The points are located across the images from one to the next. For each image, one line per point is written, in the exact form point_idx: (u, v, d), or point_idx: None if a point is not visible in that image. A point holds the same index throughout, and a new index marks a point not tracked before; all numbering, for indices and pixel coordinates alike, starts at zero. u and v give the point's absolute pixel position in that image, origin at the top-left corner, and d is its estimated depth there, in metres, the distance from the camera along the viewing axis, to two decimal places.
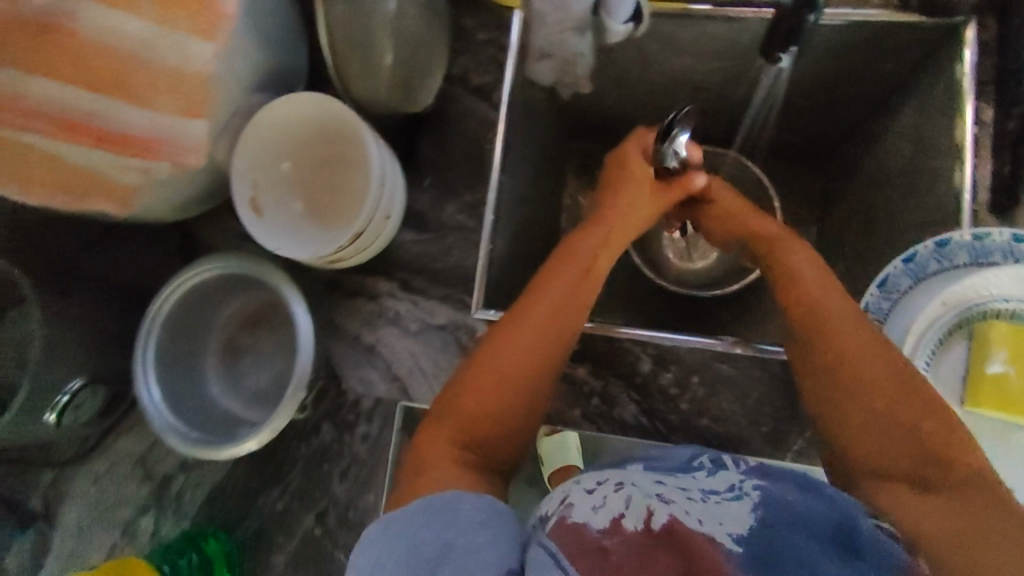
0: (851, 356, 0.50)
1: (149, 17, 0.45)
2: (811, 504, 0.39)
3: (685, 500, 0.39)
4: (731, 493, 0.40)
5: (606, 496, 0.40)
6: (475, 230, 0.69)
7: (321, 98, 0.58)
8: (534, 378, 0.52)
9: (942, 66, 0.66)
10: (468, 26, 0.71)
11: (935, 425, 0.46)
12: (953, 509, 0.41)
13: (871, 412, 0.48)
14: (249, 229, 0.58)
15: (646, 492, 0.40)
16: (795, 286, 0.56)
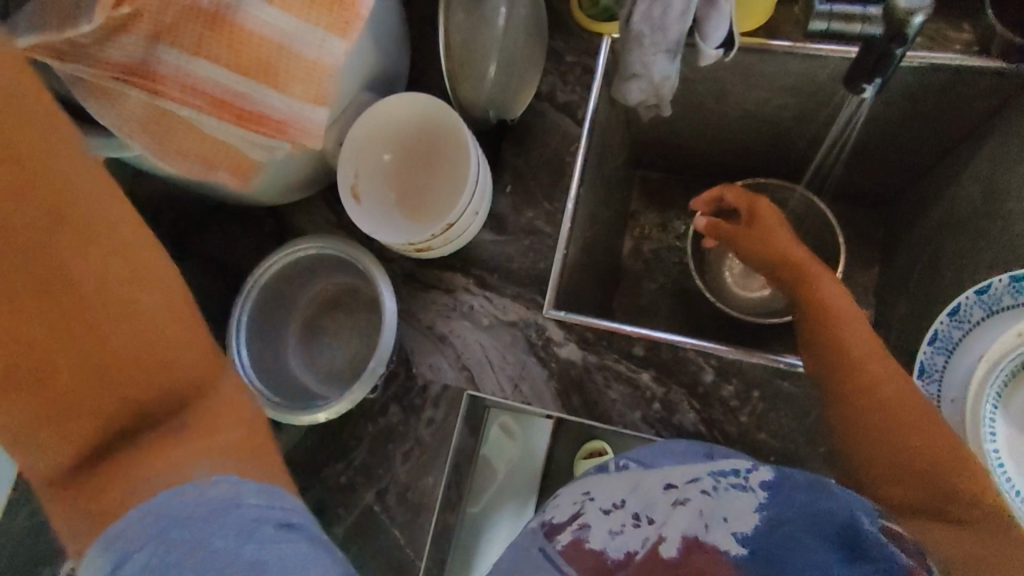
0: (868, 387, 0.52)
1: (298, 14, 0.52)
2: (823, 503, 0.38)
3: (697, 499, 0.42)
4: (738, 486, 0.43)
5: (623, 525, 0.42)
6: (551, 235, 0.72)
7: (433, 100, 0.64)
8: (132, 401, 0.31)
9: (1023, 111, 0.67)
10: (560, 49, 0.79)
11: (945, 452, 0.47)
12: (977, 541, 0.42)
13: (881, 444, 0.49)
14: (350, 214, 0.63)
15: (646, 504, 0.44)
16: (823, 311, 0.58)
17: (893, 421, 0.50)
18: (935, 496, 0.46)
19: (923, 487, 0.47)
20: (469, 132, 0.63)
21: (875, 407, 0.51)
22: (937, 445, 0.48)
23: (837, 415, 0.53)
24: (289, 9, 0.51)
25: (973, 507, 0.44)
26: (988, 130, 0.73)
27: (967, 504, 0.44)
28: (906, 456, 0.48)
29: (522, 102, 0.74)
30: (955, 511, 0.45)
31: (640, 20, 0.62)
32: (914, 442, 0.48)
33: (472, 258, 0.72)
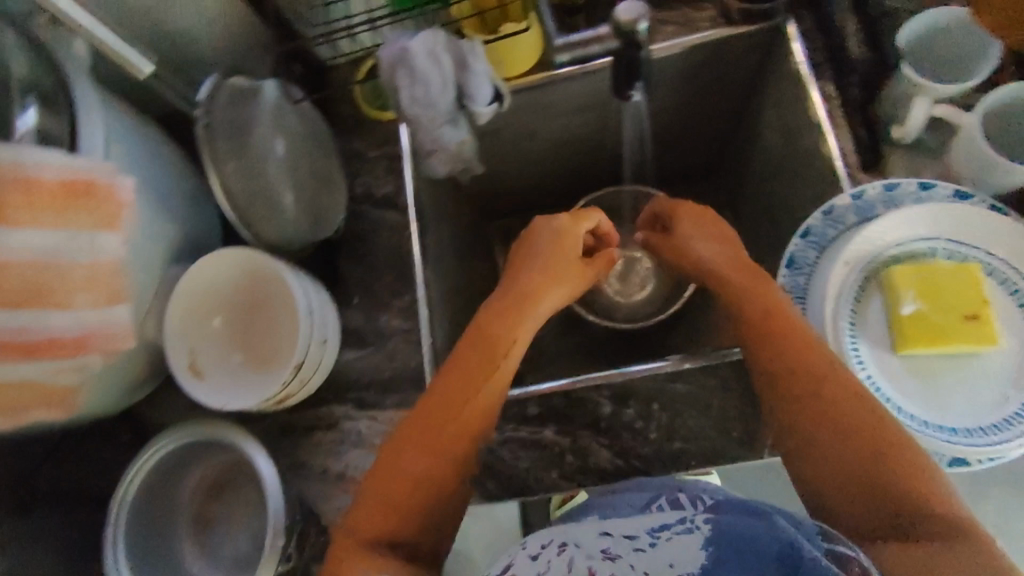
0: (808, 394, 0.50)
1: (54, 223, 0.48)
2: (761, 532, 0.40)
3: (631, 552, 0.42)
4: (681, 528, 0.41)
5: (551, 561, 0.42)
6: (413, 330, 0.71)
7: (240, 249, 0.60)
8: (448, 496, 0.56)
9: (780, 60, 0.73)
10: (360, 148, 0.77)
11: (877, 439, 0.47)
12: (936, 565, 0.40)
13: (837, 449, 0.47)
14: (195, 396, 0.59)
15: (589, 553, 0.42)
16: (755, 315, 0.56)
17: (834, 399, 0.49)
18: (873, 492, 0.45)
19: (867, 481, 0.46)
20: (285, 266, 0.60)
21: (816, 404, 0.49)
22: (870, 429, 0.47)
23: (786, 420, 0.51)
24: (43, 224, 0.47)
25: (915, 505, 0.44)
26: (762, 86, 0.79)
27: (901, 499, 0.44)
28: (848, 444, 0.47)
29: (337, 210, 0.67)
30: (894, 511, 0.44)
31: (408, 103, 0.59)
32: (845, 430, 0.48)
33: (344, 383, 0.70)
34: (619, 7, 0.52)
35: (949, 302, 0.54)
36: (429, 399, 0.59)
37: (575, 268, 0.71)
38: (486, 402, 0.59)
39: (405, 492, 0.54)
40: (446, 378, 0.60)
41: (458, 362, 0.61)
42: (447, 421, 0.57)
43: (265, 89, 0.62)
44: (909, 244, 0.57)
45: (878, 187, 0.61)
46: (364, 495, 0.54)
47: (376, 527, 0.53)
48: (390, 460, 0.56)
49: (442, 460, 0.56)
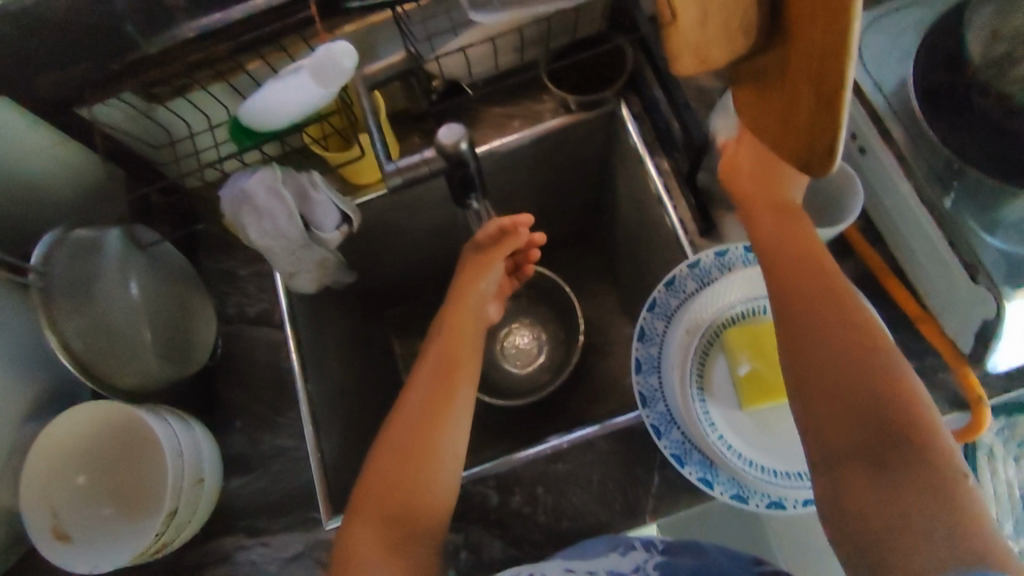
0: (820, 312, 0.50)
1: None
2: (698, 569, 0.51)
3: None
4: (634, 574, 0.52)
5: None
6: (299, 446, 0.70)
7: (102, 402, 0.59)
8: (444, 471, 0.57)
9: (621, 140, 0.81)
10: (232, 268, 0.78)
11: (865, 368, 0.46)
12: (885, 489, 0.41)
13: (826, 365, 0.47)
14: (59, 563, 0.57)
15: None
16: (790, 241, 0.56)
17: (854, 349, 0.47)
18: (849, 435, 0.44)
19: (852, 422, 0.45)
20: (148, 412, 0.59)
21: (818, 330, 0.49)
22: (885, 383, 0.45)
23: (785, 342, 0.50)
24: None
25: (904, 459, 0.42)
26: (611, 160, 0.86)
27: (903, 448, 0.42)
28: (830, 375, 0.47)
29: (205, 341, 0.68)
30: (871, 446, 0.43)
31: (257, 237, 0.61)
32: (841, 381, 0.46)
33: (229, 513, 0.68)
34: (442, 133, 0.56)
35: (773, 358, 0.59)
36: (394, 419, 0.60)
37: (489, 267, 0.70)
38: (444, 440, 0.58)
39: (395, 513, 0.54)
40: (396, 423, 0.59)
41: (415, 401, 0.60)
42: (404, 457, 0.56)
43: (109, 239, 0.62)
44: (736, 307, 0.63)
45: (710, 253, 0.66)
46: (351, 520, 0.55)
47: (366, 555, 0.52)
48: (372, 485, 0.56)
49: (421, 478, 0.56)
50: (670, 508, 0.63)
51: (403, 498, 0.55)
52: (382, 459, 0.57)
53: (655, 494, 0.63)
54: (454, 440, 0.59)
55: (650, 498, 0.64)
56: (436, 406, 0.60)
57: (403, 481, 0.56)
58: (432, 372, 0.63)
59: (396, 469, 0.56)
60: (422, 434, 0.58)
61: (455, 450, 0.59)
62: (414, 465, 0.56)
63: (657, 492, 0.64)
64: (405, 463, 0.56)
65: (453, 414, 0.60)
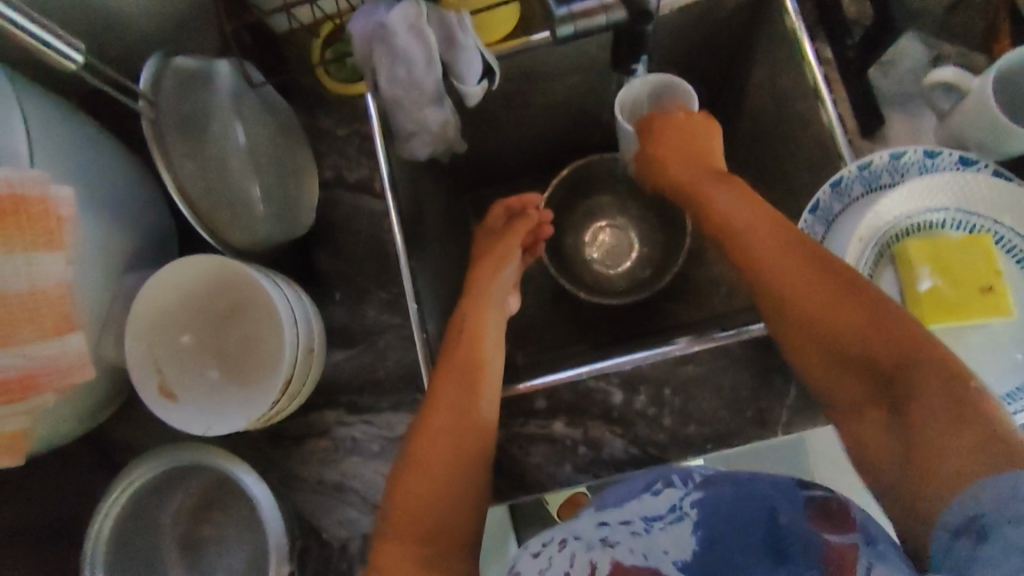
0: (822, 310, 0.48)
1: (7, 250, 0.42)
2: (745, 510, 0.42)
3: (629, 536, 0.41)
4: (673, 516, 0.42)
5: (551, 557, 0.42)
6: (406, 325, 0.66)
7: (211, 257, 0.54)
8: (480, 453, 0.54)
9: (773, 17, 0.68)
10: (327, 126, 0.70)
11: (893, 342, 0.45)
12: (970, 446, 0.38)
13: (857, 348, 0.46)
14: (171, 421, 0.53)
15: (588, 543, 0.42)
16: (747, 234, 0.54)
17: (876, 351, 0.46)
18: (903, 435, 0.42)
19: (891, 428, 0.44)
20: (262, 275, 0.54)
21: (826, 329, 0.48)
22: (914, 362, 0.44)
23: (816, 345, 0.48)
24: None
25: (947, 433, 0.39)
26: (751, 43, 0.73)
27: (949, 417, 0.40)
28: (871, 357, 0.46)
29: (309, 203, 0.62)
30: (916, 441, 0.41)
31: (387, 84, 0.53)
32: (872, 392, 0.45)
33: (334, 388, 0.65)
34: None
35: (960, 276, 0.53)
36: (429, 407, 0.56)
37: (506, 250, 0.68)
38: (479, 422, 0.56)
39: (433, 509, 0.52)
40: (429, 417, 0.55)
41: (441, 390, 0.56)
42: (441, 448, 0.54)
43: (219, 71, 0.54)
44: (917, 216, 0.56)
45: (884, 155, 0.58)
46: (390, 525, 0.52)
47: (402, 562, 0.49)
48: (409, 485, 0.53)
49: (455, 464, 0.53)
50: (801, 423, 0.61)
51: (439, 503, 0.52)
52: (415, 470, 0.53)
53: (787, 408, 0.60)
54: (480, 414, 0.55)
55: (784, 411, 0.60)
56: (458, 390, 0.56)
57: (434, 486, 0.53)
58: (463, 356, 0.59)
59: (420, 481, 0.53)
60: (451, 434, 0.54)
61: (487, 421, 0.56)
62: (448, 464, 0.53)
63: (791, 407, 0.60)
64: (432, 472, 0.53)
65: (470, 388, 0.56)
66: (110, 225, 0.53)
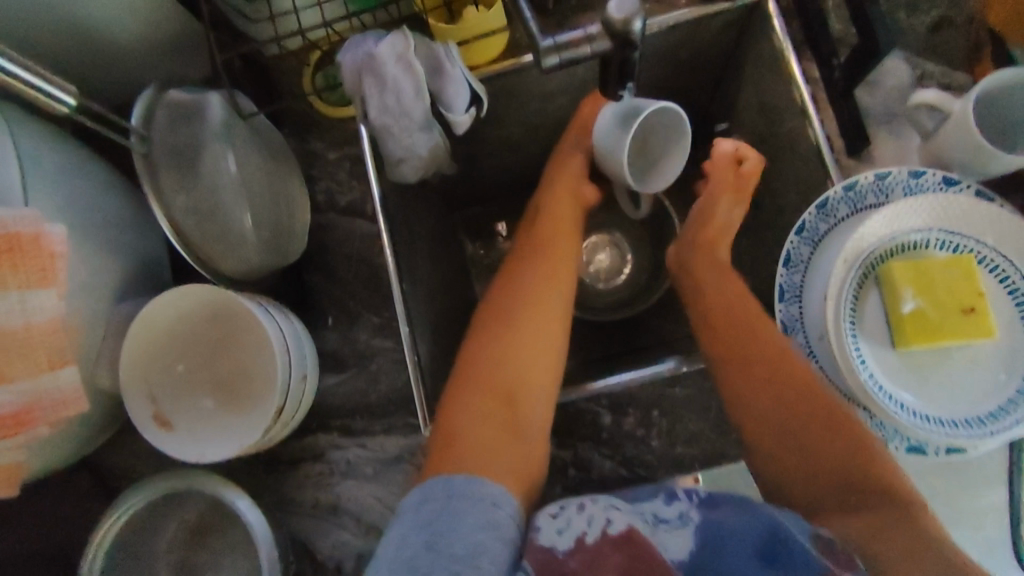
0: (783, 386, 0.53)
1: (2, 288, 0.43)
2: (744, 524, 0.42)
3: (642, 525, 0.43)
4: (679, 522, 0.44)
5: (570, 517, 0.43)
6: (397, 348, 0.67)
7: (204, 287, 0.55)
8: (535, 393, 0.53)
9: (761, 37, 0.68)
10: (318, 149, 0.70)
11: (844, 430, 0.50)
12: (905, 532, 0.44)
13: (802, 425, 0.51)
14: (166, 449, 0.54)
15: (604, 507, 0.44)
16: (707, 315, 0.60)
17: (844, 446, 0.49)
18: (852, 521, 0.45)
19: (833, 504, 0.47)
20: (252, 302, 0.55)
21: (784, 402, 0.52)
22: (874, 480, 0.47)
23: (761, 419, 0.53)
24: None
25: (905, 539, 0.43)
26: (739, 62, 0.74)
27: (905, 527, 0.44)
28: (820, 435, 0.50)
29: (301, 228, 0.63)
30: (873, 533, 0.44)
31: (375, 113, 0.54)
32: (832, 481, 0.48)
33: (327, 411, 0.66)
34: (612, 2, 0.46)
35: (942, 296, 0.54)
36: (491, 324, 0.56)
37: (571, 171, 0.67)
38: (537, 352, 0.55)
39: (500, 403, 0.52)
40: (477, 339, 0.55)
41: (520, 302, 0.57)
42: (504, 363, 0.53)
43: (210, 103, 0.54)
44: (904, 236, 0.56)
45: (869, 176, 0.59)
46: (450, 406, 0.52)
47: (467, 449, 0.48)
48: (463, 397, 0.51)
49: (528, 367, 0.54)
50: None
51: (490, 428, 0.50)
52: (461, 390, 0.52)
53: None
54: (542, 354, 0.55)
55: None
56: (521, 318, 0.56)
57: (485, 409, 0.51)
58: (529, 280, 0.59)
59: (467, 403, 0.51)
60: (503, 359, 0.53)
61: (549, 366, 0.55)
62: (500, 391, 0.52)
63: None
64: (495, 396, 0.52)
65: (527, 326, 0.55)
66: (101, 257, 0.53)
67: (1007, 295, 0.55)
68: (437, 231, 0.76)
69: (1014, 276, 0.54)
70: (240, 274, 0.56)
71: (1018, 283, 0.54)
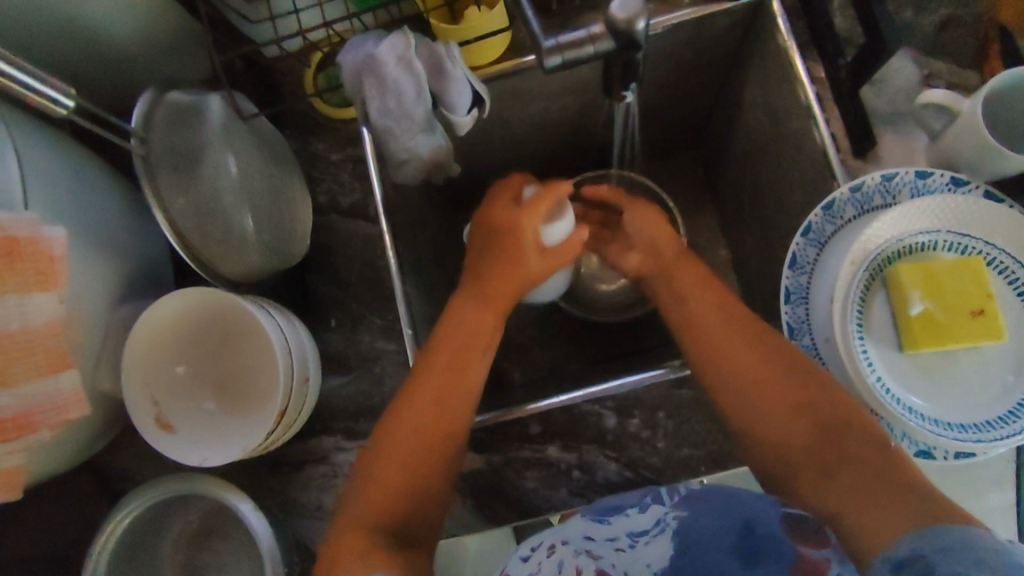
0: (749, 382, 0.52)
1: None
2: (716, 523, 0.46)
3: (613, 550, 0.45)
4: (657, 529, 0.46)
5: (540, 561, 0.45)
6: (400, 350, 0.67)
7: (205, 290, 0.55)
8: (457, 432, 0.53)
9: (765, 36, 0.68)
10: (321, 151, 0.70)
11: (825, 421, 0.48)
12: (883, 510, 0.41)
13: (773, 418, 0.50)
14: (165, 452, 0.53)
15: (574, 550, 0.45)
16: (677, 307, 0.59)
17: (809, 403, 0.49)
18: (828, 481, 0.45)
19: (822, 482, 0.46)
20: (252, 303, 0.55)
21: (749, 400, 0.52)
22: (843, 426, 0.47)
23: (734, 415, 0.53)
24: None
25: (886, 522, 0.41)
26: (743, 62, 0.73)
27: (889, 506, 0.41)
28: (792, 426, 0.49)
29: (304, 230, 0.62)
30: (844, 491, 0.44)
31: (376, 115, 0.53)
32: (804, 438, 0.48)
33: (330, 414, 0.66)
34: (614, 3, 0.46)
35: (949, 299, 0.53)
36: (421, 377, 0.54)
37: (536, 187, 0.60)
38: (462, 388, 0.54)
39: (418, 459, 0.51)
40: (408, 383, 0.54)
41: (444, 342, 0.55)
42: (433, 405, 0.52)
43: (210, 105, 0.54)
44: (911, 238, 0.55)
45: (875, 177, 0.58)
46: (376, 468, 0.51)
47: (362, 532, 0.47)
48: (384, 454, 0.51)
49: (452, 411, 0.53)
50: None
51: (405, 480, 0.50)
52: (385, 442, 0.52)
53: None
54: (463, 391, 0.54)
55: None
56: (442, 364, 0.54)
57: (407, 464, 0.51)
58: (461, 314, 0.57)
59: (387, 452, 0.51)
60: (429, 403, 0.52)
61: (466, 403, 0.54)
62: (420, 437, 0.52)
63: None
64: (416, 439, 0.51)
65: (449, 363, 0.54)
66: (102, 259, 0.53)
67: (1016, 297, 0.54)
68: (441, 231, 0.75)
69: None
70: (239, 277, 0.56)
71: None
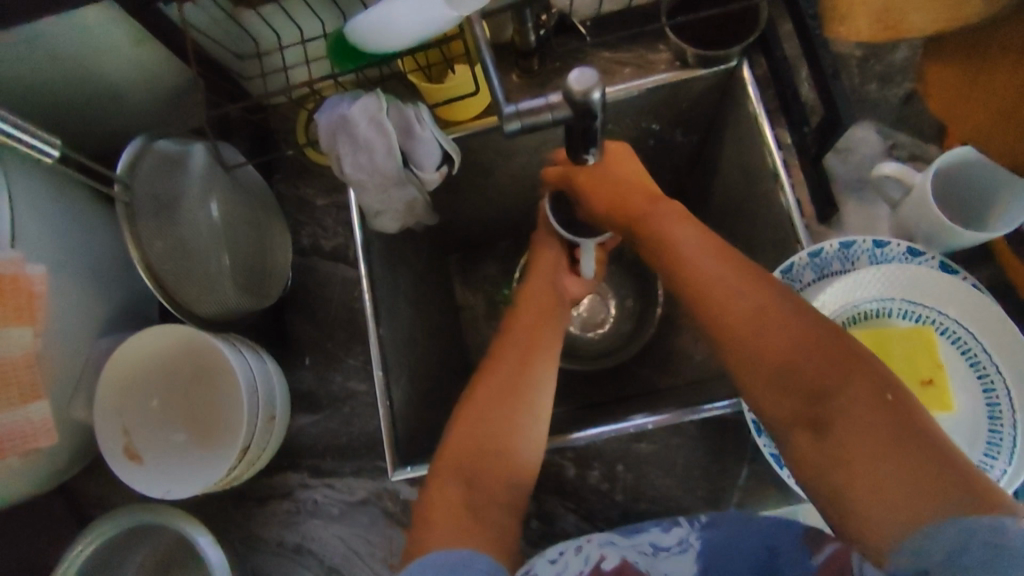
0: (738, 316, 0.47)
1: None
2: (739, 541, 0.47)
3: (639, 556, 0.48)
4: (679, 548, 0.48)
5: (567, 559, 0.48)
6: (369, 391, 0.69)
7: (178, 328, 0.58)
8: (527, 427, 0.54)
9: (737, 101, 0.70)
10: (308, 195, 0.73)
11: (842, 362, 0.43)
12: (912, 473, 0.37)
13: (770, 361, 0.45)
14: (132, 485, 0.56)
15: (598, 545, 0.49)
16: (673, 256, 0.53)
17: (820, 359, 0.43)
18: (827, 452, 0.41)
19: (814, 444, 0.42)
20: (223, 341, 0.57)
21: (751, 345, 0.46)
22: (843, 372, 0.42)
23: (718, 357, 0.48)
24: None
25: (905, 494, 0.37)
26: (720, 125, 0.76)
27: (915, 487, 0.36)
28: (792, 371, 0.44)
29: (280, 270, 0.65)
30: (852, 467, 0.39)
31: (351, 171, 0.56)
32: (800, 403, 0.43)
33: (298, 451, 0.67)
34: (572, 77, 0.47)
35: (900, 368, 0.54)
36: (474, 397, 0.55)
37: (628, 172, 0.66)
38: (538, 389, 0.56)
39: (475, 475, 0.51)
40: (487, 375, 0.57)
41: (505, 364, 0.57)
42: (493, 418, 0.54)
43: (194, 154, 0.58)
44: (865, 305, 0.57)
45: (834, 243, 0.59)
46: (441, 460, 0.52)
47: (450, 514, 0.48)
48: (460, 430, 0.53)
49: (510, 430, 0.53)
50: (752, 503, 0.61)
51: (482, 455, 0.52)
52: (461, 426, 0.53)
53: (740, 489, 0.61)
54: (541, 388, 0.57)
55: (734, 491, 0.61)
56: (526, 356, 0.58)
57: (486, 436, 0.53)
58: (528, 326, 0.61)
59: (461, 433, 0.53)
60: (507, 390, 0.55)
61: (542, 404, 0.56)
62: (501, 417, 0.54)
63: (745, 487, 0.61)
64: (497, 424, 0.53)
65: (533, 362, 0.58)
66: (85, 294, 0.56)
67: (968, 367, 0.55)
68: (422, 275, 0.78)
69: (974, 349, 0.55)
70: (211, 314, 0.59)
71: (977, 355, 0.54)
